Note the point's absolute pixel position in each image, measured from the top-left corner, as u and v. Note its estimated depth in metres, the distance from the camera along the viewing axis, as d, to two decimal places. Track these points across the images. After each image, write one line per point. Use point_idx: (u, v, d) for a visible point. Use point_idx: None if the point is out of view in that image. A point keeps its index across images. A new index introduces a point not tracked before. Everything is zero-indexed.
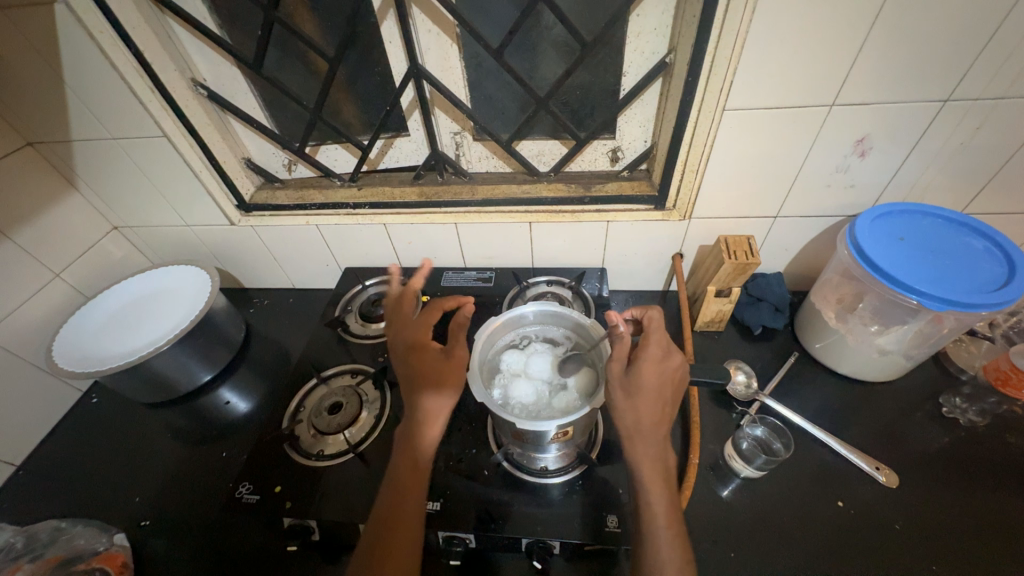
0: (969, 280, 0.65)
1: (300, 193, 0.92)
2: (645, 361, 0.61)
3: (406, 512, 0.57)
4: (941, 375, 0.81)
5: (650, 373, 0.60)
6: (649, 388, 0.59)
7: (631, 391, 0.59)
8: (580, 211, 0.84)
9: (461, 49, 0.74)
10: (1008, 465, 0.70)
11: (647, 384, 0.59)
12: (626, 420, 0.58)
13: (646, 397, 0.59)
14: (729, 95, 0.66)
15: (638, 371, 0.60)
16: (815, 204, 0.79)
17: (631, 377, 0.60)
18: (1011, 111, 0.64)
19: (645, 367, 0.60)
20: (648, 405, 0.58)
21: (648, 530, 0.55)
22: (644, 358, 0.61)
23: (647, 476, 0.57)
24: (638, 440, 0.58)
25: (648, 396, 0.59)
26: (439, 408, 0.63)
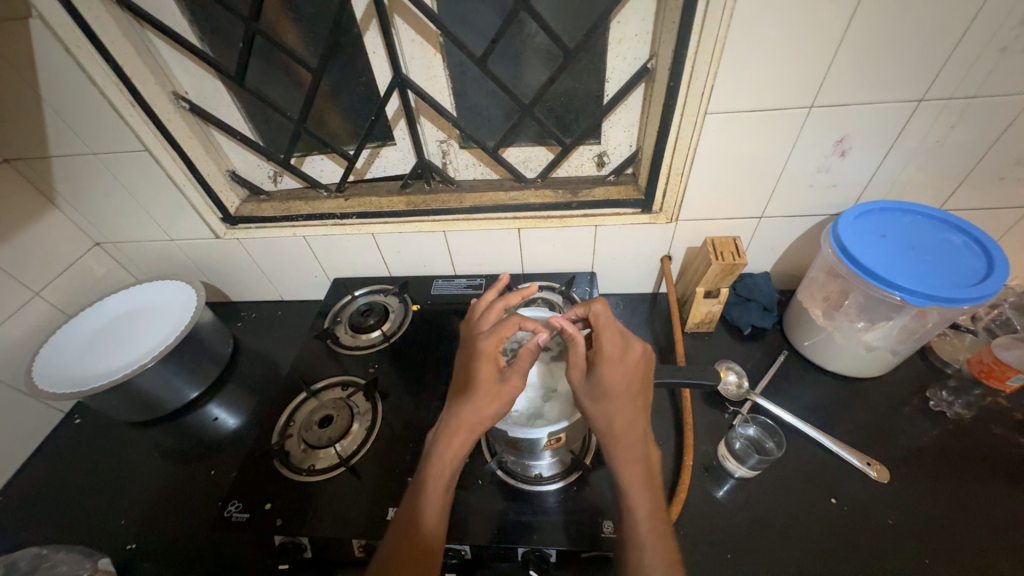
0: (950, 276, 0.66)
1: (286, 205, 0.91)
2: (608, 362, 0.60)
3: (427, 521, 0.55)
4: (927, 368, 0.83)
5: (616, 372, 0.59)
6: (619, 387, 0.59)
7: (601, 395, 0.59)
8: (568, 217, 0.84)
9: (444, 58, 0.75)
10: (994, 456, 0.71)
11: (615, 384, 0.59)
12: (602, 423, 0.59)
13: (617, 398, 0.59)
14: (710, 99, 0.67)
15: (604, 374, 0.59)
16: (798, 204, 0.80)
17: (598, 382, 0.59)
18: (983, 110, 0.66)
19: (607, 370, 0.59)
20: (621, 405, 0.59)
21: (629, 524, 0.55)
22: (607, 358, 0.60)
23: (627, 471, 0.58)
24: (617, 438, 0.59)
25: (619, 396, 0.59)
26: (472, 424, 0.59)
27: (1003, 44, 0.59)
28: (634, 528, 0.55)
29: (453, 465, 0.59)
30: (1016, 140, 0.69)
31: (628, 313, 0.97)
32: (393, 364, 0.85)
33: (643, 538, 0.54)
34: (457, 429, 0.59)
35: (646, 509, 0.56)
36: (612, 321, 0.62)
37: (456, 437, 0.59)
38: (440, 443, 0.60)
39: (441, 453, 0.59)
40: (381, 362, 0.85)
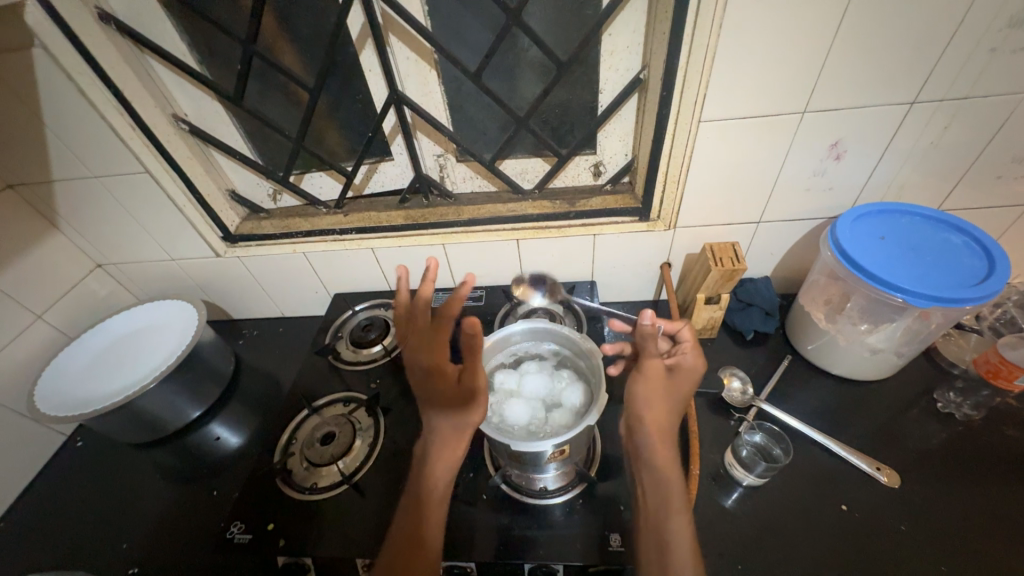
0: (951, 276, 0.66)
1: (286, 222, 0.92)
2: (682, 368, 0.65)
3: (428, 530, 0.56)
4: (933, 369, 0.82)
5: (686, 381, 0.64)
6: (681, 392, 0.64)
7: (667, 395, 0.63)
8: (566, 226, 0.85)
9: (439, 74, 0.76)
10: (1006, 457, 0.70)
11: (681, 390, 0.64)
12: (650, 423, 0.62)
13: (675, 404, 0.63)
14: (703, 107, 0.67)
15: (677, 375, 0.65)
16: (796, 208, 0.80)
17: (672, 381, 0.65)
18: (976, 110, 0.66)
19: (678, 377, 0.64)
20: (671, 413, 0.63)
21: (669, 534, 0.54)
22: (681, 366, 0.65)
23: (670, 480, 0.58)
24: (663, 443, 0.61)
25: (673, 402, 0.63)
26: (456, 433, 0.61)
27: (991, 46, 0.60)
28: (673, 541, 0.54)
29: (447, 478, 0.60)
30: (1010, 140, 0.69)
31: None
32: (395, 379, 0.84)
33: (677, 550, 0.53)
34: (451, 441, 0.61)
35: (684, 521, 0.55)
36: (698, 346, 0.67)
37: (449, 449, 0.61)
38: (433, 453, 0.62)
39: (436, 461, 0.61)
40: (382, 377, 0.85)
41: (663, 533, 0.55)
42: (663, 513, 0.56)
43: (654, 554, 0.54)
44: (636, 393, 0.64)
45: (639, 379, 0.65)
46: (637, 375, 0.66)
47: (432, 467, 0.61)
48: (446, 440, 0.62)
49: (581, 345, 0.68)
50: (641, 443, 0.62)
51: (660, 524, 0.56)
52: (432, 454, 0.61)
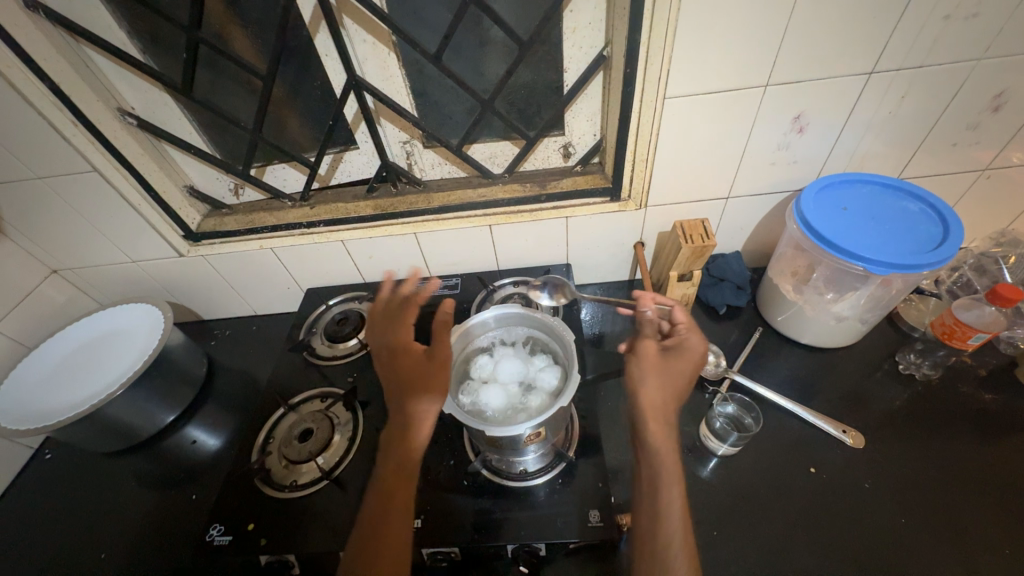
0: (907, 243, 0.68)
1: (250, 217, 0.89)
2: (681, 349, 0.65)
3: (396, 515, 0.56)
4: (896, 334, 0.85)
5: (685, 361, 0.64)
6: (677, 374, 0.64)
7: (659, 372, 0.63)
8: (538, 210, 0.84)
9: (399, 57, 0.73)
10: (961, 413, 0.74)
11: (678, 369, 0.63)
12: (644, 400, 0.62)
13: (674, 383, 0.63)
14: (668, 84, 0.67)
15: (673, 355, 0.65)
16: (763, 181, 0.81)
17: (666, 358, 0.65)
18: (929, 80, 0.67)
19: (679, 356, 0.65)
20: (669, 390, 0.62)
21: (662, 504, 0.55)
22: (681, 345, 0.66)
23: (666, 451, 0.58)
24: (656, 416, 0.60)
25: (675, 380, 0.63)
26: (425, 414, 0.60)
27: (944, 14, 0.61)
28: (666, 509, 0.55)
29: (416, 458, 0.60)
30: (962, 108, 0.71)
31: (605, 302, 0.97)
32: (372, 372, 0.83)
33: (672, 516, 0.54)
34: (421, 416, 0.60)
35: (677, 489, 0.55)
36: (692, 333, 0.67)
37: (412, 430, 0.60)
38: (401, 438, 0.60)
39: (405, 444, 0.60)
40: (360, 371, 0.83)
41: (655, 501, 0.56)
42: (651, 486, 0.56)
43: (647, 520, 0.55)
44: (631, 372, 0.65)
45: (632, 360, 0.66)
46: (631, 357, 0.67)
47: (402, 449, 0.59)
48: (415, 416, 0.60)
49: (555, 327, 0.66)
50: (637, 418, 0.62)
51: (653, 497, 0.56)
52: (401, 437, 0.60)
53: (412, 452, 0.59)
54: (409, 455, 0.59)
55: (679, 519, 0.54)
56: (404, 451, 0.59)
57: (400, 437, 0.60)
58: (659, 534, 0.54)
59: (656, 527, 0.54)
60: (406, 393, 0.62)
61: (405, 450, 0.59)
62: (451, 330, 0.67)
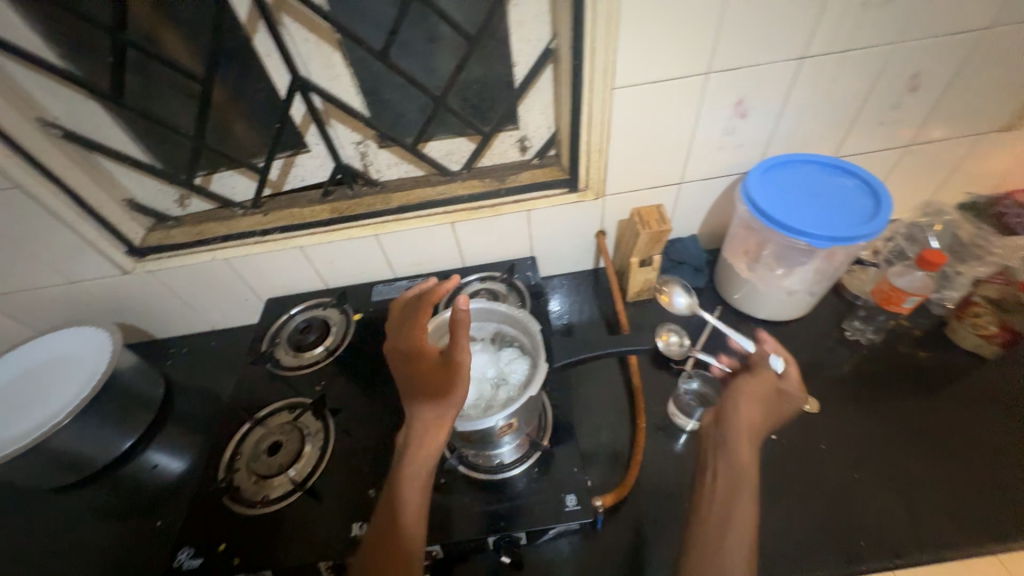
0: (846, 217, 0.72)
1: (199, 228, 0.85)
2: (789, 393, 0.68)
3: (405, 524, 0.54)
4: (842, 303, 0.90)
5: (785, 405, 0.67)
6: (773, 409, 0.65)
7: (763, 403, 0.65)
8: (499, 204, 0.84)
9: (344, 55, 0.71)
10: (901, 371, 0.80)
11: (783, 407, 0.66)
12: (742, 418, 0.62)
13: (772, 416, 0.65)
14: (615, 75, 0.68)
15: (782, 397, 0.67)
16: (713, 166, 0.84)
17: (774, 394, 0.67)
18: (855, 63, 0.72)
19: (784, 398, 0.67)
20: (764, 420, 0.64)
21: (734, 507, 0.54)
22: (787, 388, 0.68)
23: (748, 464, 0.58)
24: (750, 431, 0.61)
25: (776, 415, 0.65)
26: (435, 418, 0.57)
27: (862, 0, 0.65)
28: (739, 513, 0.54)
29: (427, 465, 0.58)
30: (886, 89, 0.76)
31: (572, 292, 0.99)
32: (341, 378, 0.81)
33: (739, 523, 0.53)
34: (431, 421, 0.58)
35: (750, 497, 0.55)
36: (801, 385, 0.69)
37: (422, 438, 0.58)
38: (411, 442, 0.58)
39: (415, 449, 0.58)
40: (329, 379, 0.81)
41: (727, 505, 0.55)
42: (733, 488, 0.56)
43: (714, 524, 0.54)
44: (739, 390, 0.66)
45: (745, 379, 0.68)
46: (744, 377, 0.69)
47: (411, 455, 0.58)
48: (424, 420, 0.58)
49: (521, 320, 0.66)
50: (729, 430, 0.62)
51: (728, 498, 0.55)
52: (411, 442, 0.58)
53: (421, 458, 0.57)
54: (420, 461, 0.57)
55: (748, 525, 0.53)
56: (411, 455, 0.58)
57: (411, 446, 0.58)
58: (725, 538, 0.52)
59: (721, 530, 0.53)
60: (417, 400, 0.59)
61: (414, 456, 0.57)
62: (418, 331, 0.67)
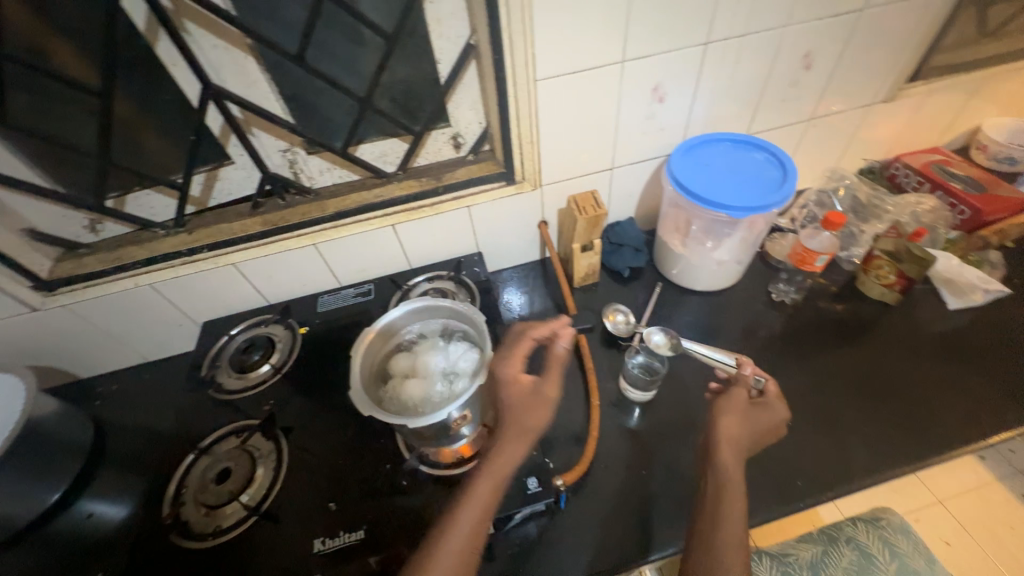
0: (759, 188, 0.78)
1: (116, 253, 0.79)
2: (767, 408, 0.67)
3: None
4: (768, 269, 0.98)
5: (768, 419, 0.66)
6: (759, 425, 0.65)
7: (744, 419, 0.65)
8: (439, 203, 0.84)
9: (259, 60, 0.69)
10: (822, 325, 0.87)
11: (760, 420, 0.65)
12: (724, 436, 0.62)
13: (754, 430, 0.64)
14: (536, 67, 0.70)
15: (760, 410, 0.67)
16: (640, 150, 0.88)
17: (752, 408, 0.67)
18: (753, 46, 0.78)
19: (762, 413, 0.66)
20: (748, 439, 0.64)
21: (722, 517, 0.56)
22: (769, 405, 0.67)
23: (732, 476, 0.59)
24: (731, 448, 0.61)
25: (755, 427, 0.65)
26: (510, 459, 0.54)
27: None
28: (727, 520, 0.55)
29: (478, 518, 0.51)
30: (783, 68, 0.83)
31: (522, 283, 1.01)
32: (291, 395, 0.78)
33: (729, 522, 0.55)
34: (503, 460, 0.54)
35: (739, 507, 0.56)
36: (779, 399, 0.69)
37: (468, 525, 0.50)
38: (472, 485, 0.53)
39: (472, 493, 0.52)
40: (277, 397, 0.78)
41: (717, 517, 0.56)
42: (716, 502, 0.57)
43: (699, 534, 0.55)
44: (722, 408, 0.66)
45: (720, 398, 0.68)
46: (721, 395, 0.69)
47: (468, 499, 0.52)
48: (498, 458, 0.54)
49: (468, 313, 0.66)
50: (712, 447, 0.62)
51: (715, 507, 0.57)
52: (473, 483, 0.53)
53: (477, 504, 0.51)
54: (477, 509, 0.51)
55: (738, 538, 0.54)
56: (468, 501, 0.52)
57: (454, 539, 0.49)
58: (714, 549, 0.54)
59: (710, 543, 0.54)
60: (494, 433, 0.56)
61: (472, 501, 0.51)
62: (364, 333, 0.64)
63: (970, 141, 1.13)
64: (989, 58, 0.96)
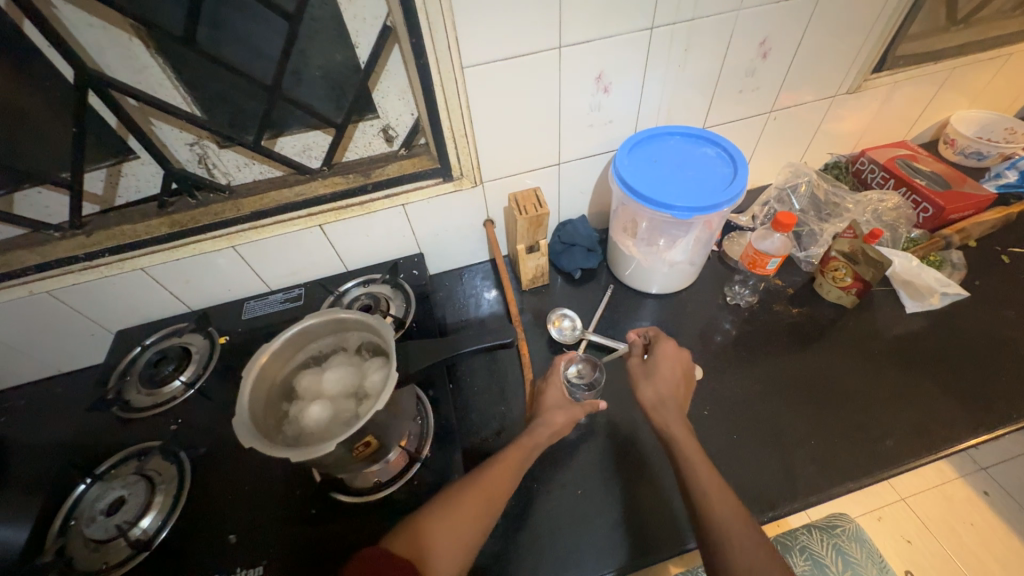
0: (709, 185, 0.73)
1: (4, 258, 0.71)
2: (659, 354, 0.70)
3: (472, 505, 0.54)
4: (725, 270, 0.93)
5: (665, 363, 0.68)
6: (667, 379, 0.67)
7: (651, 377, 0.68)
8: (369, 200, 0.78)
9: (146, 42, 0.61)
10: (776, 329, 0.83)
11: (666, 370, 0.68)
12: (650, 399, 0.65)
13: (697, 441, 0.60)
14: (461, 52, 0.64)
15: (655, 360, 0.69)
16: (587, 144, 0.83)
17: (648, 365, 0.69)
18: (704, 31, 0.72)
19: (661, 359, 0.69)
20: (674, 391, 0.66)
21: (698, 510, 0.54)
22: (659, 350, 0.70)
23: (696, 467, 0.57)
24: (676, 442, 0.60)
25: (667, 381, 0.67)
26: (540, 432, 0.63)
27: None
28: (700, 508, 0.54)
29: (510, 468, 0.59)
30: (738, 57, 0.78)
31: (468, 285, 0.96)
32: (203, 412, 0.72)
33: (714, 512, 0.53)
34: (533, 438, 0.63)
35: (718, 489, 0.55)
36: (659, 336, 0.72)
37: (498, 472, 0.58)
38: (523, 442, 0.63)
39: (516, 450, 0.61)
40: (187, 414, 0.72)
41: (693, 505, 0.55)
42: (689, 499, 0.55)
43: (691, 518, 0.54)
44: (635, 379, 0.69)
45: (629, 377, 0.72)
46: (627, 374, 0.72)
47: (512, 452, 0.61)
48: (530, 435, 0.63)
49: (377, 326, 0.58)
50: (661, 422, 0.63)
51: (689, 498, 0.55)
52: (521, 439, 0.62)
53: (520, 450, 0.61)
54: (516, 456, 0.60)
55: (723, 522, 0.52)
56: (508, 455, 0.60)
57: (482, 483, 0.56)
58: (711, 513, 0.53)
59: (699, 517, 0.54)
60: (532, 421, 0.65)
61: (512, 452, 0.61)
62: (257, 354, 0.56)
63: (938, 134, 1.09)
64: (958, 47, 0.91)
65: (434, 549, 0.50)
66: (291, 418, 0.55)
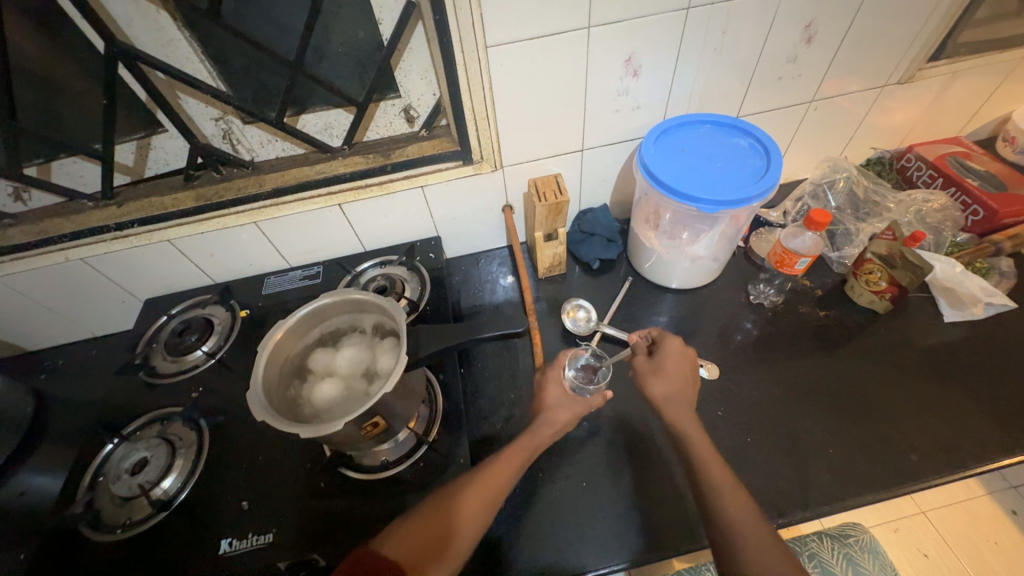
0: (739, 178, 0.70)
1: (42, 225, 0.74)
2: (666, 351, 0.68)
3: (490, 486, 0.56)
4: (750, 267, 0.90)
5: (673, 359, 0.67)
6: (673, 373, 0.65)
7: (659, 373, 0.66)
8: (388, 181, 0.77)
9: (174, 16, 0.62)
10: (800, 331, 0.80)
11: (674, 366, 0.66)
12: (660, 396, 0.64)
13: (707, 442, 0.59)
14: (486, 31, 0.62)
15: (662, 357, 0.67)
16: (612, 131, 0.80)
17: (655, 362, 0.67)
18: (745, 13, 0.68)
19: (669, 355, 0.67)
20: (682, 387, 0.64)
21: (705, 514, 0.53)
22: (665, 348, 0.68)
23: (706, 471, 0.55)
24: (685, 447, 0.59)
25: (676, 378, 0.65)
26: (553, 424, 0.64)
27: None
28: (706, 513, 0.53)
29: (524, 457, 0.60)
30: (780, 41, 0.73)
31: (484, 271, 0.95)
32: (223, 381, 0.74)
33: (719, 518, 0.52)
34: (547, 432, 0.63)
35: (729, 496, 0.53)
36: (664, 334, 0.70)
37: (504, 461, 0.58)
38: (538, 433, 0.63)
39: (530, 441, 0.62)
40: (208, 382, 0.74)
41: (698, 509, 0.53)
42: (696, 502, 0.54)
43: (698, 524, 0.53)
44: (641, 375, 0.67)
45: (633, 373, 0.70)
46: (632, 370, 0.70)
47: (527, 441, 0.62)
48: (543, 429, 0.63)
49: (390, 308, 0.57)
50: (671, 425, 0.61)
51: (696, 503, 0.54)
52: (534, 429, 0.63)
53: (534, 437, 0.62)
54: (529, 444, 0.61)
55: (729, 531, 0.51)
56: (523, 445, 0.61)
57: (500, 467, 0.57)
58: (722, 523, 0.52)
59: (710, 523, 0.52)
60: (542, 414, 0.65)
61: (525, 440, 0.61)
62: (272, 331, 0.57)
63: (997, 130, 1.00)
64: None
65: (460, 527, 0.52)
66: (304, 393, 0.56)
